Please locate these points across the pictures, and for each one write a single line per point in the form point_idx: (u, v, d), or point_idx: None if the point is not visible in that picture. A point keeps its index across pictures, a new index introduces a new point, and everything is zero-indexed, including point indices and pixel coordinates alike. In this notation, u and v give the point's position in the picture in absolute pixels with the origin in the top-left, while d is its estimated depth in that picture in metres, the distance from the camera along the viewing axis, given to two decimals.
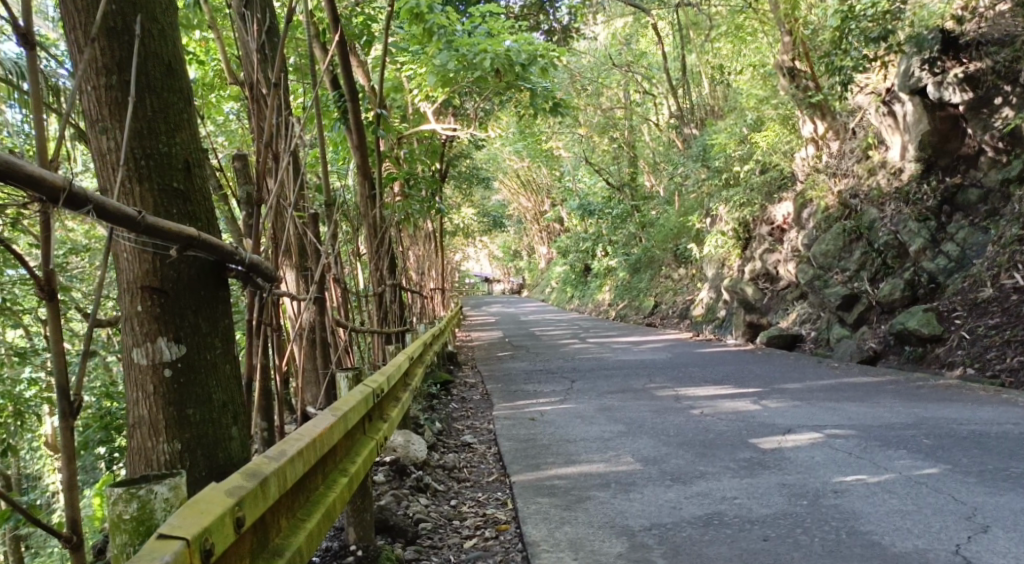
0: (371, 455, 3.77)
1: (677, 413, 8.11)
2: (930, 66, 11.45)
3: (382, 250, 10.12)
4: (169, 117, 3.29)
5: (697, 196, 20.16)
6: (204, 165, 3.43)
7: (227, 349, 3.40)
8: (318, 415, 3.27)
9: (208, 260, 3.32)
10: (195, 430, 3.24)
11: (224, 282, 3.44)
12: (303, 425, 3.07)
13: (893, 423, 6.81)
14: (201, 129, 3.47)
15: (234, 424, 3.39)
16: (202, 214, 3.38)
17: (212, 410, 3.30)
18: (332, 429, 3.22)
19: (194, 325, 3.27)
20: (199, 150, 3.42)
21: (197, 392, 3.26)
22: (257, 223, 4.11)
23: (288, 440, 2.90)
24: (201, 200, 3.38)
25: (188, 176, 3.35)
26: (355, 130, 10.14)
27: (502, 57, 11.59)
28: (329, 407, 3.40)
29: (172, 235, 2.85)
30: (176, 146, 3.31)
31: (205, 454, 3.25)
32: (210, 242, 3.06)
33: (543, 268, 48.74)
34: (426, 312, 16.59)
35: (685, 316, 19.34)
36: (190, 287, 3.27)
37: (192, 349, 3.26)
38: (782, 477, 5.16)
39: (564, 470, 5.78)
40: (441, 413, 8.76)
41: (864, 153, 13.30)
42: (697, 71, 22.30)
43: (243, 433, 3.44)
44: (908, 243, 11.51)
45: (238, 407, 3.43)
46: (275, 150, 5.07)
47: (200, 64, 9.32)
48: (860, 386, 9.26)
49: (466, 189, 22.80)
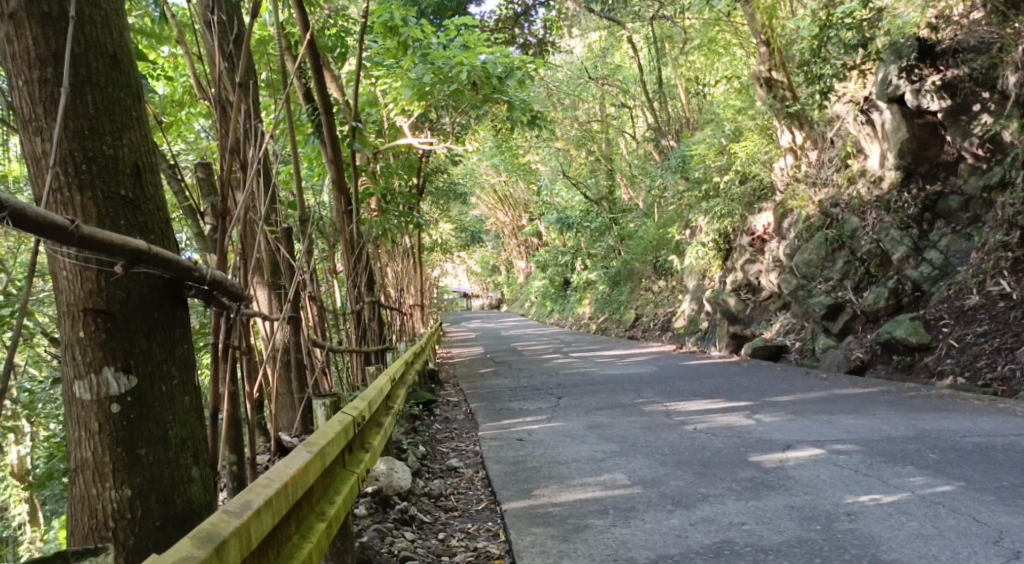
0: (353, 491, 3.43)
1: (668, 429, 7.80)
2: (907, 74, 11.22)
3: (358, 268, 9.79)
4: (114, 114, 3.03)
5: (676, 207, 19.89)
6: (156, 169, 3.17)
7: (185, 379, 3.16)
8: (291, 454, 2.93)
9: (162, 278, 3.07)
10: (147, 472, 3.00)
11: (182, 301, 3.18)
12: (272, 469, 2.74)
13: (894, 437, 6.53)
14: (153, 131, 3.21)
15: (194, 462, 3.15)
16: (155, 224, 3.12)
17: (167, 449, 3.06)
18: (306, 469, 2.88)
19: (145, 352, 3.03)
20: (152, 154, 3.16)
21: (150, 428, 3.02)
22: (222, 234, 3.81)
23: (253, 489, 2.57)
24: (152, 208, 3.12)
25: (138, 181, 3.08)
26: (329, 145, 9.79)
27: (477, 69, 11.28)
28: (303, 442, 3.06)
29: (113, 250, 2.60)
30: (123, 148, 3.05)
31: (158, 499, 3.02)
32: (162, 257, 2.82)
33: (522, 282, 48.40)
34: (404, 330, 16.22)
35: (666, 329, 19.03)
36: (141, 309, 3.03)
37: (143, 381, 3.02)
38: (790, 499, 4.86)
39: (557, 495, 5.46)
40: (423, 436, 8.40)
41: (843, 161, 13.05)
42: (672, 83, 22.12)
43: (205, 473, 3.20)
44: (891, 252, 11.30)
45: (199, 443, 3.19)
46: (242, 159, 4.76)
47: (167, 80, 8.92)
48: (852, 397, 8.99)
49: (443, 204, 22.49)
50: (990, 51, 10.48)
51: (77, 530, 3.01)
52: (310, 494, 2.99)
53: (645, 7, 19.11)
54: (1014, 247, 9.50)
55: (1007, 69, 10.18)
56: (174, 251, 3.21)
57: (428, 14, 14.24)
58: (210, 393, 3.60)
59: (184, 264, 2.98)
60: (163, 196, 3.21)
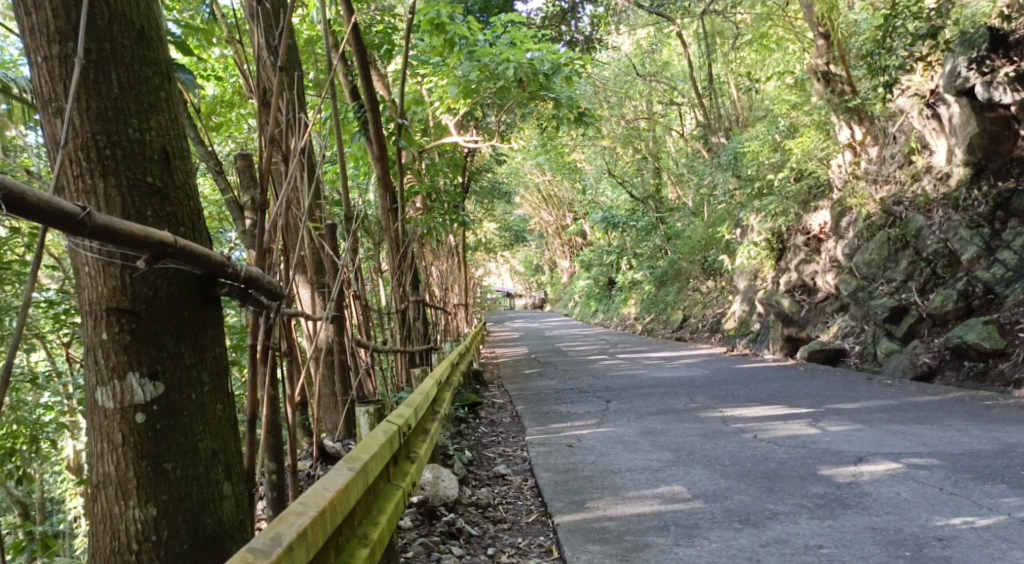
0: (398, 508, 3.14)
1: (728, 438, 7.42)
2: (978, 66, 10.67)
3: (404, 266, 9.54)
4: (139, 94, 2.84)
5: (726, 206, 19.38)
6: (186, 155, 2.98)
7: (217, 386, 2.89)
8: (331, 473, 2.65)
9: (191, 274, 2.80)
10: (174, 490, 2.73)
11: (214, 301, 2.91)
12: (306, 493, 2.46)
13: (977, 451, 6.10)
14: (184, 115, 3.01)
15: (226, 479, 2.87)
16: (185, 215, 2.93)
17: (197, 463, 2.78)
18: (345, 491, 2.59)
19: (174, 356, 2.76)
20: (183, 140, 2.98)
21: (178, 441, 2.75)
22: (261, 224, 3.51)
23: (284, 520, 2.29)
24: (181, 199, 2.92)
25: (167, 168, 2.89)
26: (375, 143, 9.58)
27: (524, 66, 11.00)
28: (344, 458, 2.78)
29: (135, 243, 2.43)
30: (150, 132, 2.86)
31: (187, 520, 2.74)
32: (189, 250, 2.60)
33: (565, 282, 48.00)
34: (450, 329, 15.96)
35: (716, 330, 18.57)
36: (169, 308, 2.76)
37: (171, 388, 2.75)
38: (870, 521, 4.51)
39: (613, 508, 5.12)
40: (470, 440, 8.10)
41: (906, 158, 12.49)
42: (723, 80, 21.56)
43: (238, 490, 2.93)
44: (959, 252, 10.71)
45: (231, 456, 2.92)
46: (283, 151, 4.46)
47: (217, 80, 8.79)
48: (920, 405, 8.53)
49: (489, 203, 22.19)
50: None
51: (97, 553, 2.74)
52: (351, 516, 2.70)
53: (696, 3, 18.64)
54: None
55: None
56: (204, 245, 2.99)
57: (474, 11, 13.94)
58: (248, 397, 3.30)
59: (216, 260, 2.74)
60: (195, 186, 3.02)
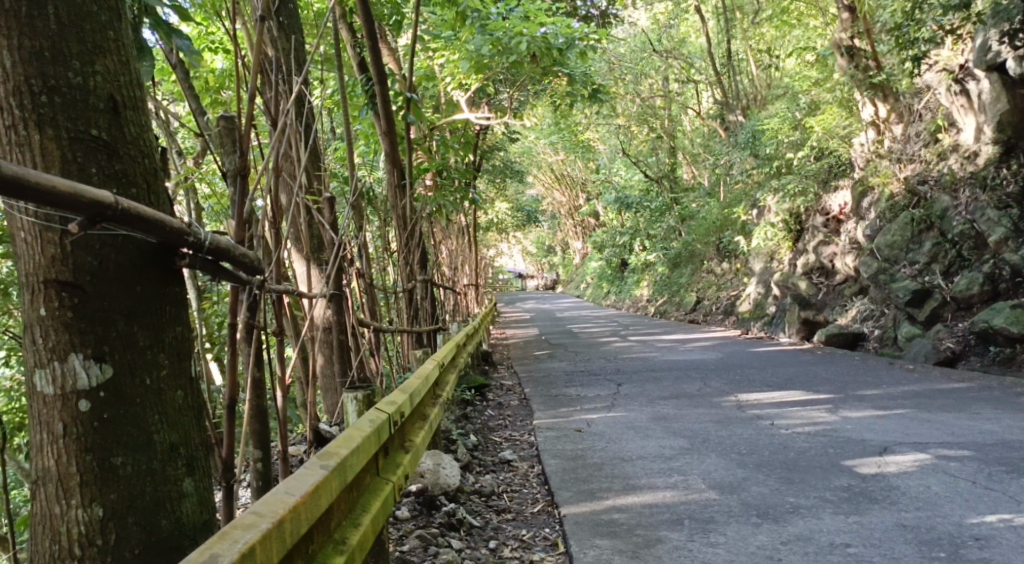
0: (385, 507, 2.88)
1: (745, 424, 7.12)
2: (1010, 39, 10.16)
3: (412, 245, 9.17)
4: (83, 32, 2.53)
5: (742, 186, 18.94)
6: (139, 107, 2.67)
7: (176, 370, 2.62)
8: (303, 471, 2.39)
9: (144, 243, 2.54)
10: (123, 487, 2.47)
11: (173, 276, 2.64)
12: (266, 499, 2.19)
13: (1008, 441, 5.78)
14: (136, 60, 2.71)
15: (187, 474, 2.61)
16: (138, 174, 2.63)
17: (152, 458, 2.52)
18: (315, 494, 2.32)
19: (125, 336, 2.50)
20: (137, 88, 2.69)
21: (129, 433, 2.49)
22: (241, 191, 3.04)
23: (229, 535, 2.01)
24: (133, 156, 2.61)
25: (116, 119, 2.58)
26: (383, 117, 9.29)
27: (537, 40, 10.60)
28: (318, 454, 2.51)
29: (65, 204, 2.13)
30: (96, 77, 2.55)
31: (138, 521, 2.48)
32: (139, 213, 2.30)
33: (578, 263, 47.49)
34: (459, 309, 15.65)
35: (731, 313, 18.22)
36: (120, 282, 2.49)
37: (121, 371, 2.49)
38: (901, 518, 4.25)
39: (623, 498, 4.84)
40: (476, 424, 7.80)
41: (932, 136, 12.07)
42: (742, 57, 21.06)
43: (202, 487, 2.66)
44: (987, 234, 10.26)
45: (194, 449, 2.66)
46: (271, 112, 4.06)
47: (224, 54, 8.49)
48: (944, 392, 8.19)
49: (501, 183, 21.75)
50: None
51: (37, 557, 2.49)
52: (324, 521, 2.44)
53: None
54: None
55: None
56: (161, 211, 2.70)
57: None
58: (228, 383, 2.93)
59: (172, 227, 2.44)
60: (151, 142, 2.72)
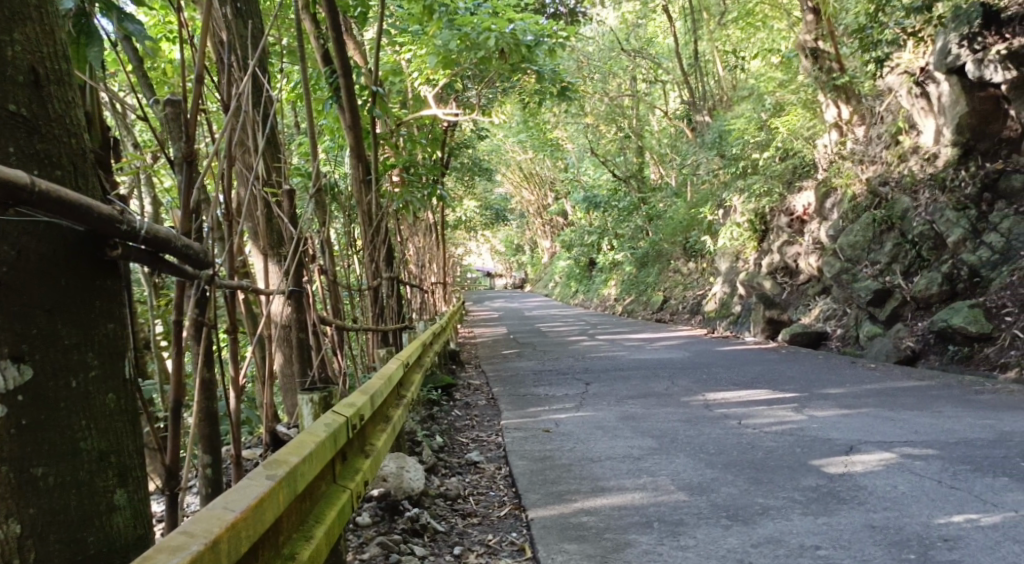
0: (339, 518, 2.78)
1: (713, 424, 7.08)
2: (970, 42, 10.27)
3: (377, 242, 9.03)
4: None
5: (709, 185, 19.02)
6: (67, 83, 2.17)
7: (110, 371, 2.15)
8: (245, 485, 2.28)
9: (69, 230, 2.06)
10: (45, 502, 1.98)
11: (104, 270, 2.16)
12: (201, 517, 2.07)
13: (971, 440, 5.79)
14: (63, 29, 2.22)
15: (120, 487, 2.14)
16: (65, 156, 2.13)
17: (79, 470, 2.04)
18: (256, 508, 2.21)
19: (48, 331, 2.02)
20: (64, 58, 2.18)
21: (52, 440, 2.00)
22: (187, 178, 2.91)
23: (154, 558, 1.88)
24: (60, 137, 2.12)
25: (38, 93, 2.08)
26: (348, 111, 9.20)
27: (507, 37, 10.53)
28: (261, 466, 2.40)
29: None
30: (14, 46, 2.05)
31: (61, 539, 2.01)
32: (59, 197, 1.90)
33: (546, 262, 47.53)
34: (426, 307, 15.55)
35: (697, 312, 18.30)
36: (39, 273, 2.01)
37: (43, 372, 2.00)
38: (870, 518, 4.22)
39: (591, 501, 4.77)
40: (441, 425, 7.70)
41: (893, 138, 12.17)
42: (709, 58, 21.20)
43: (138, 500, 2.20)
44: (945, 234, 10.36)
45: (128, 457, 2.19)
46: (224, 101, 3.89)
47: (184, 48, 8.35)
48: (907, 390, 8.22)
49: (469, 181, 21.68)
50: None
51: None
52: (269, 535, 2.33)
53: None
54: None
55: None
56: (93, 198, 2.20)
57: None
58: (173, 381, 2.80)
59: (103, 213, 2.03)
60: (80, 122, 2.21)
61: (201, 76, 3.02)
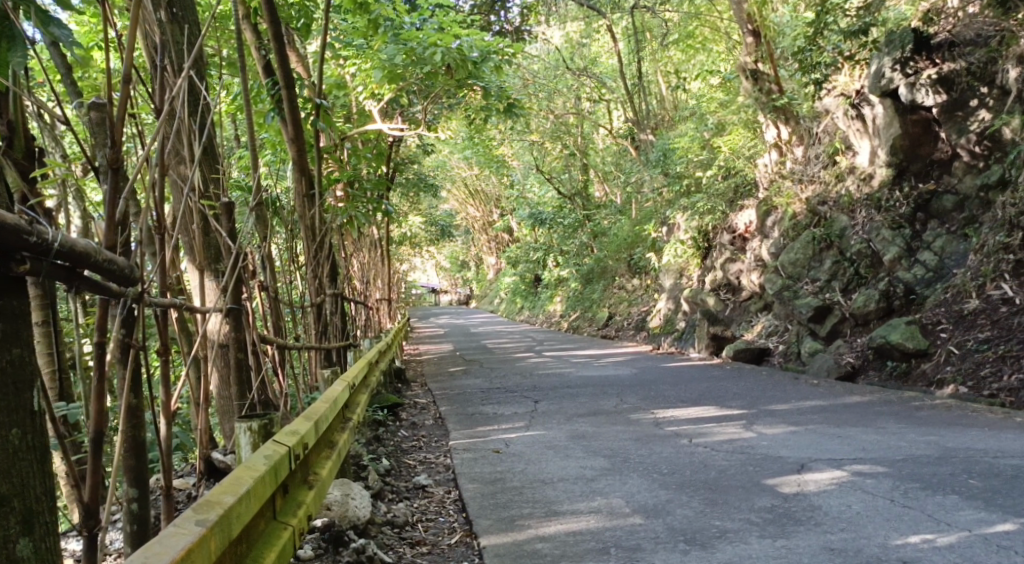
0: (281, 556, 2.67)
1: (662, 443, 7.01)
2: (902, 66, 10.45)
3: (321, 257, 8.80)
4: None
5: (652, 203, 19.09)
6: None
7: (12, 408, 2.15)
8: (174, 532, 2.16)
9: None
10: None
11: (11, 286, 2.18)
12: None
13: (918, 457, 5.80)
14: None
15: (22, 534, 2.15)
16: None
17: None
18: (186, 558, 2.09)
19: None
20: None
21: None
22: (113, 187, 2.79)
23: None
24: None
25: None
26: (290, 123, 9.01)
27: (453, 53, 10.39)
28: (192, 508, 2.29)
29: None
30: None
31: None
32: None
33: (492, 278, 47.38)
34: (370, 324, 15.31)
35: (642, 328, 18.31)
36: None
37: None
38: (827, 540, 4.18)
39: (545, 526, 4.65)
40: (386, 446, 7.51)
41: (830, 158, 12.31)
42: (652, 77, 21.35)
43: (44, 548, 2.20)
44: (882, 252, 10.50)
45: (32, 501, 2.18)
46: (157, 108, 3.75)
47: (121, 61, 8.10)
48: (851, 407, 8.24)
49: (414, 197, 21.50)
50: (989, 44, 9.91)
51: None
52: None
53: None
54: (1015, 249, 8.75)
55: (1007, 62, 9.56)
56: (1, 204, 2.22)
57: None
58: (92, 412, 2.79)
59: (11, 225, 2.06)
60: None
61: (130, 78, 2.89)
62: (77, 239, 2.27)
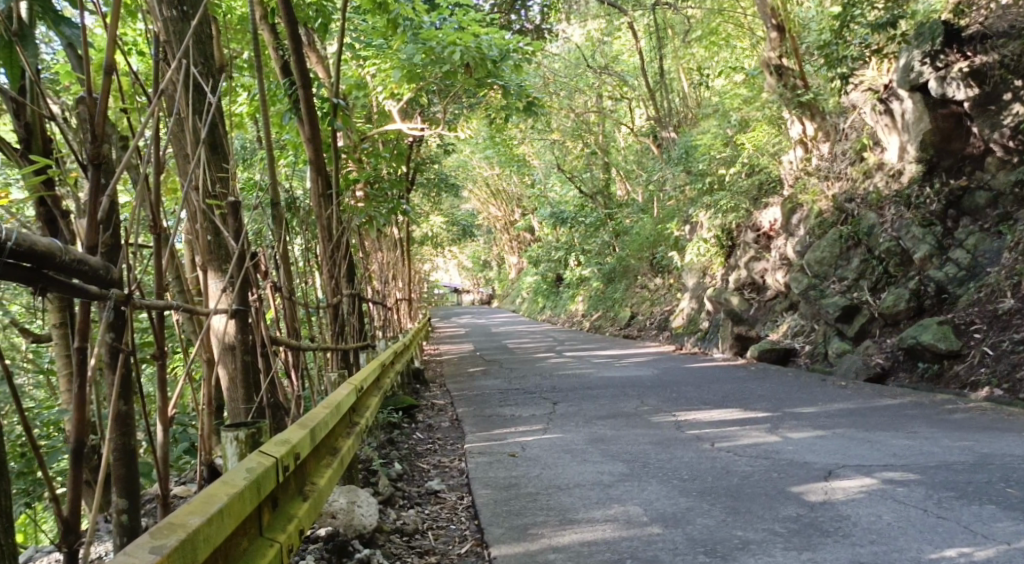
0: None
1: (684, 447, 6.79)
2: (931, 60, 10.15)
3: (337, 258, 8.62)
4: None
5: (675, 202, 18.83)
6: None
7: None
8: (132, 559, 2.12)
9: None
10: None
11: None
12: None
13: (952, 464, 5.55)
14: None
15: None
16: None
17: None
18: None
19: None
20: None
21: None
22: (93, 184, 2.53)
23: None
24: None
25: None
26: (307, 122, 8.84)
27: (472, 51, 10.18)
28: (154, 536, 2.25)
29: None
30: None
31: None
32: None
33: (514, 278, 47.21)
34: (388, 324, 15.17)
35: (664, 328, 18.06)
36: None
37: None
38: (856, 553, 3.96)
39: (559, 535, 4.45)
40: (400, 450, 7.34)
41: (858, 154, 12.02)
42: (674, 74, 21.09)
43: None
44: (912, 251, 10.20)
45: None
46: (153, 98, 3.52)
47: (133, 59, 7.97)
48: (881, 410, 7.98)
49: (434, 197, 21.33)
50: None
51: None
52: None
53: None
54: None
55: None
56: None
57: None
58: (73, 419, 2.61)
59: None
60: None
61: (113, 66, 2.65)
62: (33, 238, 2.23)
